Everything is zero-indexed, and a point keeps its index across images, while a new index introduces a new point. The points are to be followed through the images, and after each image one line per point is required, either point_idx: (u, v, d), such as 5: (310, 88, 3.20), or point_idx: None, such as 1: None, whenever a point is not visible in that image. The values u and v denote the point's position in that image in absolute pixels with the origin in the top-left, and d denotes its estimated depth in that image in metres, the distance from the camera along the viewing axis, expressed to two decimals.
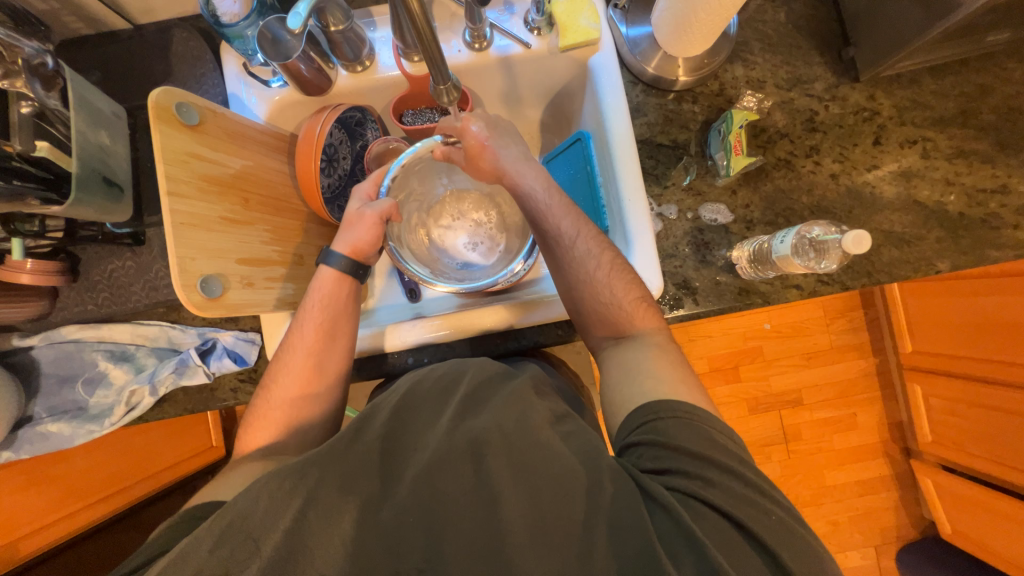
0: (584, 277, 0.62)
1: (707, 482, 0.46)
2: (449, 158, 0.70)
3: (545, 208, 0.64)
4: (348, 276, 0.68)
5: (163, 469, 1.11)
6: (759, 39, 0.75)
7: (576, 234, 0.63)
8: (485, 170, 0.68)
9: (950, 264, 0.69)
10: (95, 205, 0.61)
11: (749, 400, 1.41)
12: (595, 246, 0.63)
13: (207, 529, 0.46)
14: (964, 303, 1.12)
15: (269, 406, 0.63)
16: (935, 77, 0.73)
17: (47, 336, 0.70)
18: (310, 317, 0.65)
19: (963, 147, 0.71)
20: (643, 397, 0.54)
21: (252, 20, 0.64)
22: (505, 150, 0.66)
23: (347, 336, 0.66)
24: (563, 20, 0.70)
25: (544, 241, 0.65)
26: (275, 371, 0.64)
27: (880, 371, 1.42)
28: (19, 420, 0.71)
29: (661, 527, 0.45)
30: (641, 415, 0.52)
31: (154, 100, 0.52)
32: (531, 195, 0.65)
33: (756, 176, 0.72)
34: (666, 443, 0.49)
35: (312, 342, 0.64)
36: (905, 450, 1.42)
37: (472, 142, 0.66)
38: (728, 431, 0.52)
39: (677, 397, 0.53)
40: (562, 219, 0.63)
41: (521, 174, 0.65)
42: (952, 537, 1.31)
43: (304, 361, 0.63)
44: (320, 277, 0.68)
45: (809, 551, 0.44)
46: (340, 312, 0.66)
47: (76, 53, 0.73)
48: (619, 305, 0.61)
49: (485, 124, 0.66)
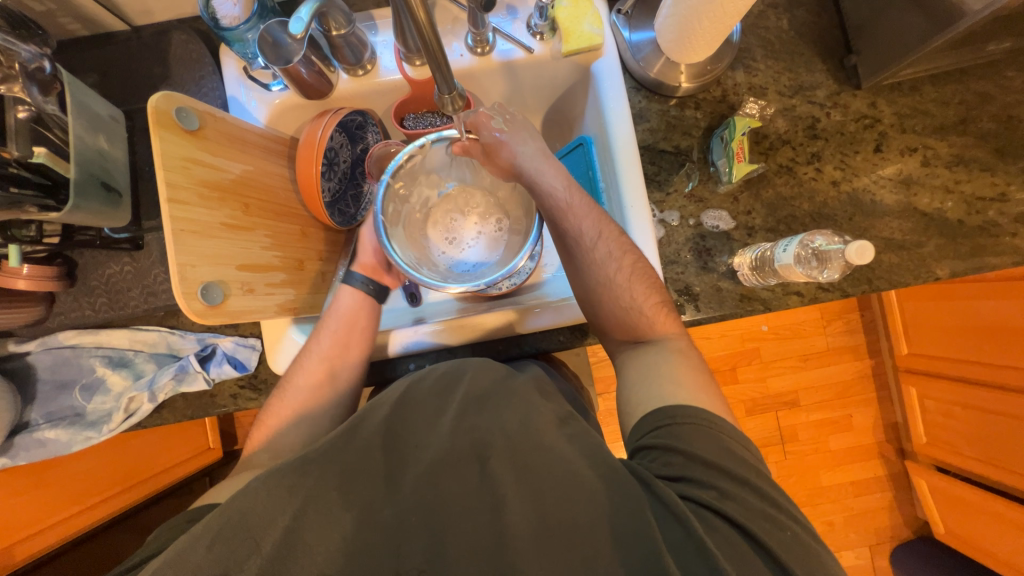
0: (604, 280, 0.62)
1: (722, 494, 0.47)
2: (468, 152, 0.68)
3: (565, 207, 0.62)
4: (364, 293, 0.71)
5: (159, 473, 1.11)
6: (763, 46, 0.75)
7: (597, 236, 0.62)
8: (501, 166, 0.65)
9: (949, 271, 0.70)
10: (93, 211, 0.60)
11: (747, 401, 1.42)
12: (615, 248, 0.62)
13: (205, 526, 0.46)
14: (960, 306, 1.13)
15: (284, 409, 0.64)
16: (936, 85, 0.73)
17: (45, 342, 0.70)
18: (332, 327, 0.67)
19: (963, 155, 0.72)
20: (660, 400, 0.55)
21: (253, 23, 0.63)
22: (522, 146, 0.62)
23: (364, 345, 0.68)
24: (566, 26, 0.70)
25: (563, 240, 0.63)
26: (289, 379, 0.66)
27: (874, 373, 1.43)
28: (17, 427, 0.71)
29: (670, 537, 0.45)
30: (657, 418, 0.53)
31: (153, 105, 0.51)
32: (551, 193, 0.62)
33: (757, 183, 0.72)
34: (682, 450, 0.50)
35: (330, 350, 0.66)
36: (900, 450, 1.43)
37: (490, 139, 0.63)
38: (746, 440, 0.52)
39: (694, 404, 0.53)
40: (583, 219, 0.62)
41: (541, 173, 0.62)
42: (946, 536, 1.33)
43: (320, 366, 0.65)
44: (339, 295, 0.71)
45: (814, 561, 0.45)
46: (356, 326, 0.69)
47: (73, 55, 0.72)
48: (639, 309, 0.62)
49: (504, 119, 0.63)
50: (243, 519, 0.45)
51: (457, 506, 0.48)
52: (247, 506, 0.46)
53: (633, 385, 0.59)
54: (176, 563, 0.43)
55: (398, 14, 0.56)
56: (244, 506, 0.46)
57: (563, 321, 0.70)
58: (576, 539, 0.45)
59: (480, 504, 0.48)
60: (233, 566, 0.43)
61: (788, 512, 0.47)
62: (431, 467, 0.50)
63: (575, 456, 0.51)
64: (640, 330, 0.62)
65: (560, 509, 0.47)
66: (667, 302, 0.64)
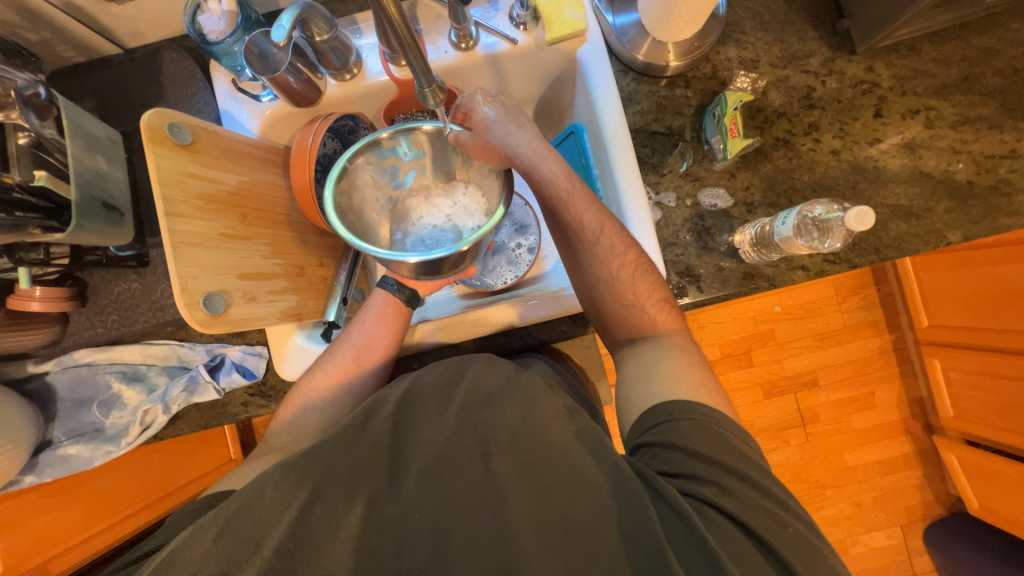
0: (607, 277, 0.61)
1: (724, 491, 0.46)
2: (460, 144, 0.60)
3: (566, 197, 0.60)
4: (397, 298, 0.69)
5: (187, 483, 1.12)
6: (752, 18, 0.74)
7: (599, 230, 0.61)
8: (494, 157, 0.60)
9: (961, 236, 0.68)
10: (97, 230, 0.62)
11: (764, 384, 1.39)
12: (619, 244, 0.61)
13: (212, 518, 0.47)
14: (976, 272, 1.10)
15: (309, 394, 0.66)
16: (934, 43, 0.71)
17: (61, 362, 0.72)
18: (362, 322, 0.68)
19: (968, 114, 0.69)
20: (660, 397, 0.54)
21: (237, 36, 0.65)
22: (519, 131, 0.59)
23: (392, 340, 0.68)
24: (548, 13, 0.69)
25: (564, 234, 0.63)
26: (310, 376, 0.67)
27: (896, 347, 1.40)
28: (40, 445, 0.73)
29: (673, 534, 0.44)
30: (657, 416, 0.52)
31: (146, 122, 0.52)
32: (553, 181, 0.60)
33: (755, 158, 0.71)
34: (683, 447, 0.49)
35: (359, 341, 0.67)
36: (927, 426, 1.39)
37: (482, 121, 0.59)
38: (745, 437, 0.51)
39: (696, 399, 0.52)
40: (585, 210, 0.61)
41: (540, 158, 0.60)
42: (981, 511, 1.28)
43: (345, 360, 0.66)
44: (372, 302, 0.70)
45: (819, 559, 0.44)
46: (381, 336, 0.68)
47: (70, 81, 0.74)
48: (642, 316, 0.62)
49: (497, 103, 0.60)
50: (247, 519, 0.46)
51: (458, 503, 0.48)
52: (252, 502, 0.47)
53: (636, 375, 0.59)
54: (182, 558, 0.44)
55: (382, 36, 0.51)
56: (248, 504, 0.47)
57: (558, 309, 0.68)
58: (579, 534, 0.45)
59: (478, 505, 0.47)
60: (236, 562, 0.44)
61: (791, 512, 0.46)
62: (431, 465, 0.50)
63: (576, 448, 0.50)
64: (642, 318, 0.62)
65: (564, 498, 0.46)
66: (662, 290, 0.63)
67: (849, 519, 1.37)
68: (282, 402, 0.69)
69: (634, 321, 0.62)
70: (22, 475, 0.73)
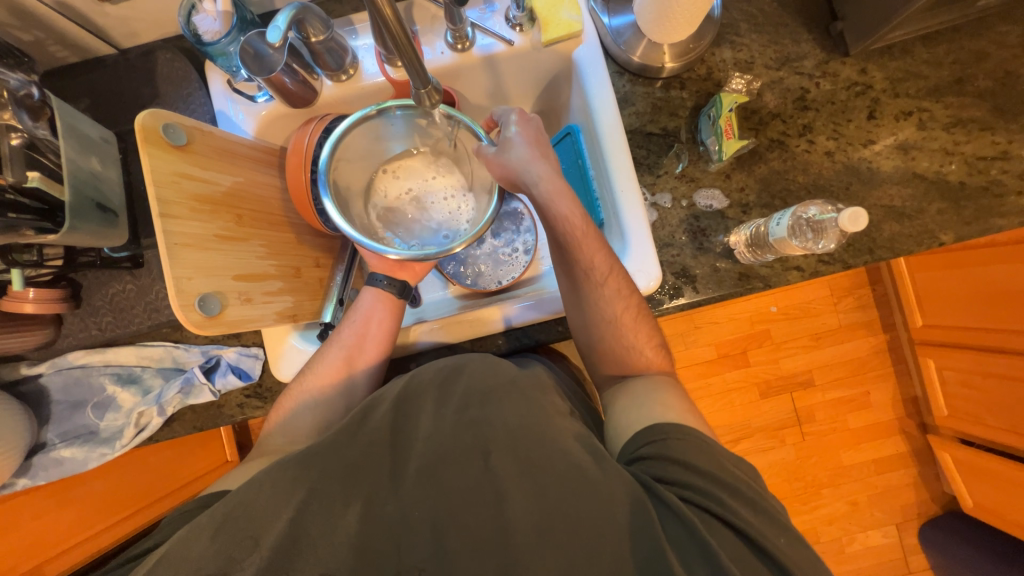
0: (610, 319, 0.61)
1: (720, 500, 0.46)
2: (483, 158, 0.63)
3: (580, 236, 0.61)
4: (387, 293, 0.70)
5: (183, 484, 1.11)
6: (747, 20, 0.74)
7: (608, 272, 0.61)
8: (511, 179, 0.62)
9: (953, 236, 0.68)
10: (91, 231, 0.62)
11: (760, 383, 1.40)
12: (623, 290, 0.61)
13: (210, 516, 0.47)
14: (969, 273, 1.11)
15: (302, 393, 0.66)
16: (927, 45, 0.71)
17: (55, 364, 0.71)
18: (352, 323, 0.68)
19: (961, 116, 0.70)
20: (651, 420, 0.54)
21: (233, 36, 0.65)
22: (540, 162, 0.61)
23: (383, 337, 0.68)
24: (544, 15, 0.69)
25: (569, 268, 0.63)
26: (303, 375, 0.67)
27: (890, 347, 1.40)
28: (34, 447, 0.73)
29: (674, 537, 0.44)
30: (652, 431, 0.52)
31: (141, 123, 0.52)
32: (566, 218, 0.61)
33: (749, 159, 0.71)
34: (680, 460, 0.49)
35: (350, 341, 0.66)
36: (921, 425, 1.40)
37: (506, 140, 0.61)
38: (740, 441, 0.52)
39: (681, 423, 0.53)
40: (596, 252, 0.61)
41: (557, 196, 0.61)
42: (973, 510, 1.29)
43: (337, 360, 0.66)
44: (362, 301, 0.70)
45: (812, 563, 0.44)
46: (371, 334, 0.68)
47: (64, 81, 0.74)
48: (637, 317, 0.62)
49: (525, 129, 0.63)
50: (244, 518, 0.46)
51: (457, 503, 0.47)
52: (250, 500, 0.47)
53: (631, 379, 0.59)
54: (180, 557, 0.44)
55: (379, 33, 0.50)
56: (247, 502, 0.47)
57: (550, 313, 0.69)
58: (575, 534, 0.45)
59: (478, 504, 0.47)
60: (233, 560, 0.44)
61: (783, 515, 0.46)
62: (430, 464, 0.50)
63: (576, 447, 0.50)
64: (636, 319, 0.62)
65: (562, 498, 0.46)
66: (642, 311, 0.63)
67: (845, 517, 1.38)
68: (276, 399, 0.69)
69: (629, 322, 0.62)
70: (15, 478, 0.72)
